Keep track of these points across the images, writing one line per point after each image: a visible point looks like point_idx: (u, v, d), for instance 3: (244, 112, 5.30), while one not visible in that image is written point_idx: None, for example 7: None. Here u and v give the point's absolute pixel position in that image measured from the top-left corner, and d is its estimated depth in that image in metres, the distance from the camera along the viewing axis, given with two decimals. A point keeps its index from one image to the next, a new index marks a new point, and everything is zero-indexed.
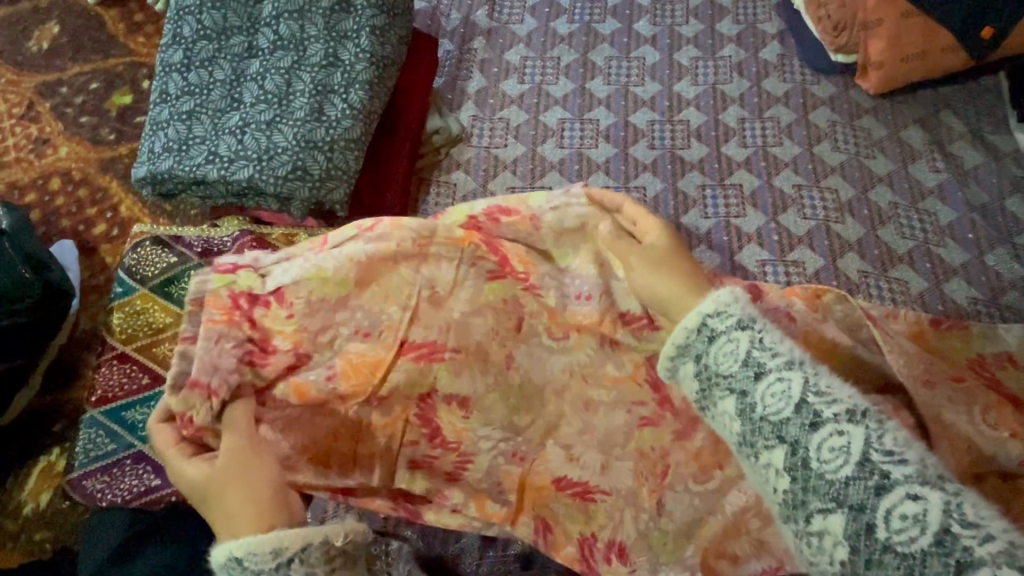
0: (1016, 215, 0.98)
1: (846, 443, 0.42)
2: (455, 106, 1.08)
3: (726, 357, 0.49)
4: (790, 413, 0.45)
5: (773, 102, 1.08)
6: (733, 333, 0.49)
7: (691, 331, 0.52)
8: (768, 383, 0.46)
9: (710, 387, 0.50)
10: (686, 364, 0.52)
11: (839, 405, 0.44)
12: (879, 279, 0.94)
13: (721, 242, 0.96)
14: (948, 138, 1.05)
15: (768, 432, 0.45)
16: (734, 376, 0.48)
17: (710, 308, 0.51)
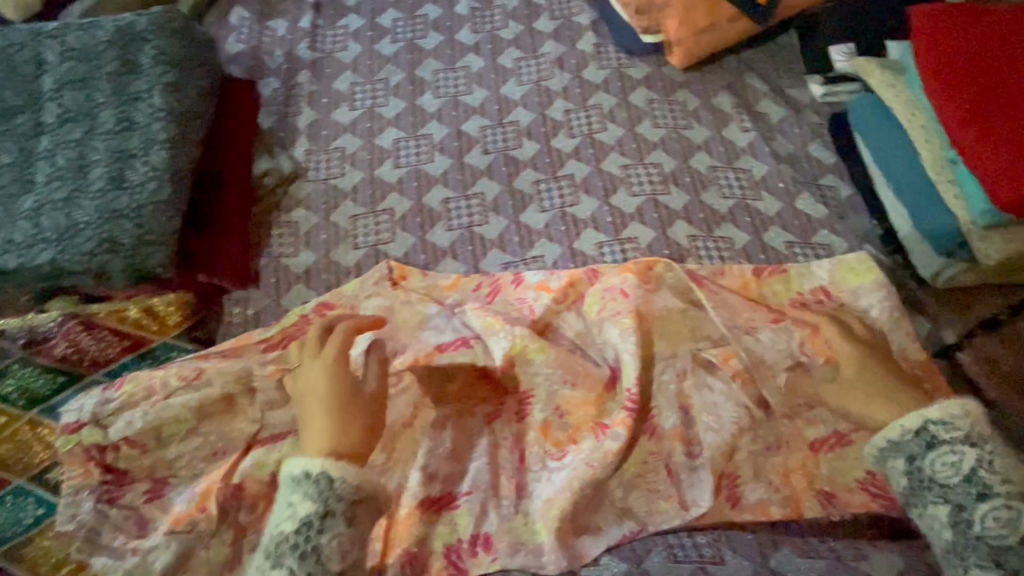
0: (818, 159, 1.07)
1: (1011, 515, 0.68)
2: (289, 143, 1.08)
3: (945, 466, 0.71)
4: (957, 481, 0.71)
5: (594, 91, 1.14)
6: (957, 445, 0.72)
7: (908, 434, 0.74)
8: (939, 454, 0.72)
9: (923, 489, 0.72)
10: (898, 460, 0.74)
11: (1012, 510, 0.68)
12: (707, 241, 1.01)
13: (559, 232, 1.01)
14: (753, 99, 1.14)
15: (937, 491, 0.71)
16: (953, 485, 0.71)
17: (935, 417, 0.74)
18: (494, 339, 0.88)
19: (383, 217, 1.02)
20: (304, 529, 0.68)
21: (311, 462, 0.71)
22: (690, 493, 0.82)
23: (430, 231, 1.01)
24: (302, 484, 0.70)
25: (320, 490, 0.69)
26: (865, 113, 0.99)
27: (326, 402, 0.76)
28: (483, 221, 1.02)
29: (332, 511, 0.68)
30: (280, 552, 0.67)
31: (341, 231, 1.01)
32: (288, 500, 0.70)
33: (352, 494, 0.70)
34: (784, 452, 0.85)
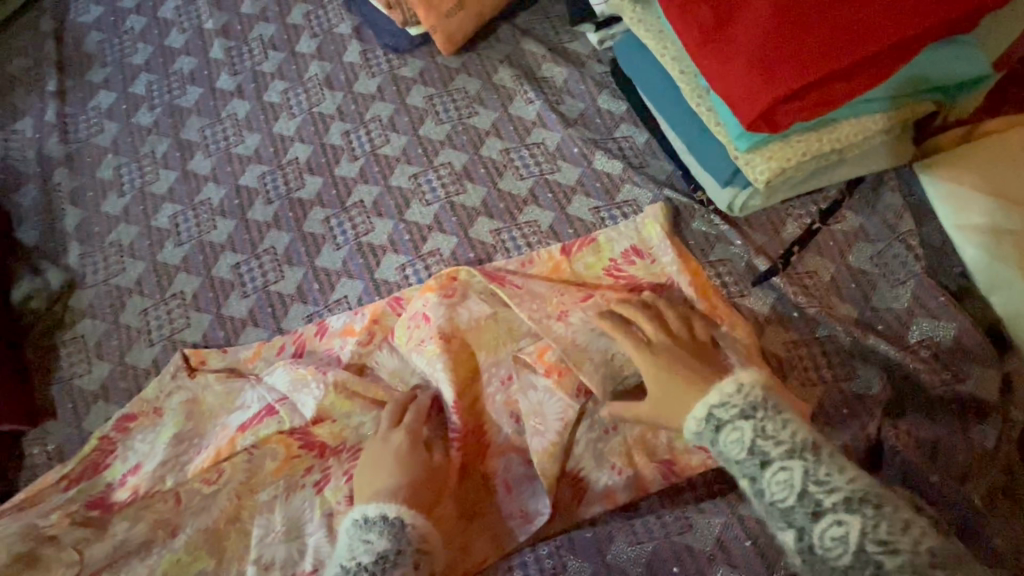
0: (610, 111, 1.02)
1: (789, 478, 0.63)
2: (60, 253, 1.00)
3: (733, 444, 0.67)
4: (744, 455, 0.66)
5: (369, 103, 1.07)
6: (736, 421, 0.67)
7: (701, 419, 0.70)
8: (727, 433, 0.68)
9: (729, 466, 0.68)
10: (704, 445, 0.70)
11: (790, 472, 0.63)
12: (512, 230, 0.96)
13: (358, 267, 0.95)
14: (535, 64, 1.07)
15: (734, 464, 0.67)
16: (743, 460, 0.66)
17: (717, 400, 0.70)
18: (304, 395, 0.82)
19: (174, 303, 0.95)
20: (382, 561, 0.66)
21: (388, 505, 0.70)
22: (535, 504, 0.80)
23: (226, 304, 0.95)
24: (379, 522, 0.69)
25: (398, 531, 0.68)
26: (631, 53, 0.93)
27: (409, 461, 0.75)
28: (278, 277, 0.96)
29: (404, 550, 0.67)
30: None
31: (132, 331, 0.94)
32: (350, 543, 0.69)
33: (422, 540, 0.69)
34: (621, 431, 0.82)
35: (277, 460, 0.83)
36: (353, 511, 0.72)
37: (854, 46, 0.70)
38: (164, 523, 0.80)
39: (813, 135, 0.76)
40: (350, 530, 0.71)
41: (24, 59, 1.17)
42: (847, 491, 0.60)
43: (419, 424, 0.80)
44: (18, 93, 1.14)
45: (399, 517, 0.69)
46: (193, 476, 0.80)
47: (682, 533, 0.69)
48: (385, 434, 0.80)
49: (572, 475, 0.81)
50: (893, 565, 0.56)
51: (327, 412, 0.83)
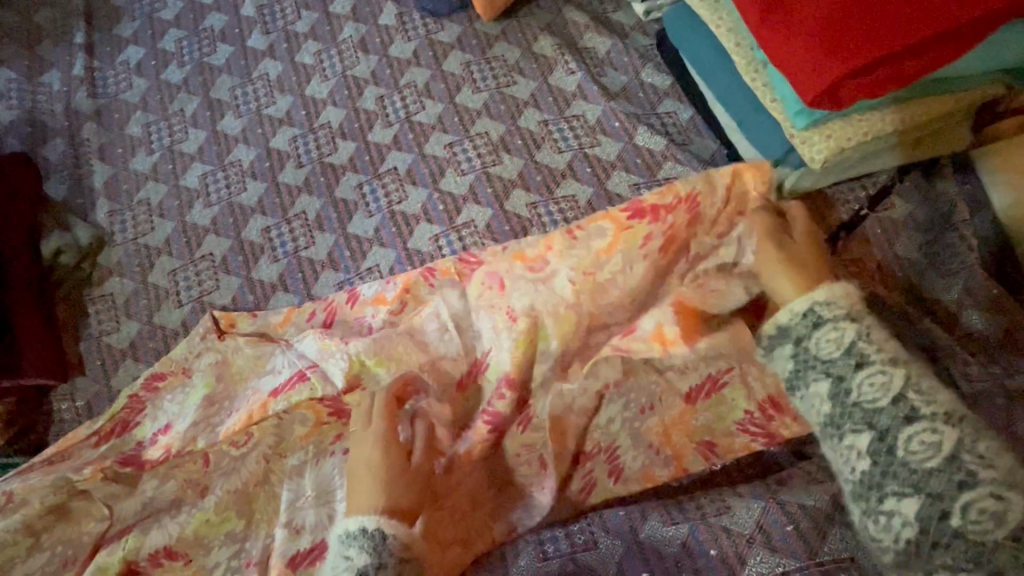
0: (654, 85, 0.99)
1: (887, 381, 0.57)
2: (87, 209, 0.99)
3: (827, 344, 0.61)
4: (839, 356, 0.60)
5: (405, 67, 1.04)
6: (839, 322, 0.61)
7: (796, 316, 0.64)
8: (825, 330, 0.61)
9: (805, 369, 0.62)
10: (783, 346, 0.64)
11: (890, 375, 0.57)
12: (549, 204, 0.94)
13: (391, 235, 0.93)
14: (577, 35, 1.04)
15: (817, 368, 0.61)
16: (834, 360, 0.60)
17: (820, 298, 0.63)
18: (331, 362, 0.80)
19: (203, 265, 0.94)
20: None
21: (367, 517, 0.63)
22: (568, 485, 0.79)
23: (256, 267, 0.93)
24: (357, 537, 0.62)
25: (377, 544, 0.61)
26: (682, 25, 0.90)
27: (383, 467, 0.69)
28: (309, 243, 0.94)
29: (386, 563, 0.60)
30: None
31: (161, 291, 0.93)
32: (332, 561, 0.62)
33: (405, 549, 0.62)
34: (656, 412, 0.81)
35: (306, 425, 0.82)
36: (336, 527, 0.65)
37: (930, 19, 0.66)
38: (193, 483, 0.79)
39: (876, 114, 0.73)
40: (333, 547, 0.64)
41: (52, 10, 1.14)
42: (946, 403, 0.55)
43: (391, 428, 0.73)
44: (45, 45, 1.12)
45: (378, 529, 0.62)
46: (223, 437, 0.79)
47: (719, 515, 0.68)
48: (359, 436, 0.73)
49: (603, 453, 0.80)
50: (987, 476, 0.50)
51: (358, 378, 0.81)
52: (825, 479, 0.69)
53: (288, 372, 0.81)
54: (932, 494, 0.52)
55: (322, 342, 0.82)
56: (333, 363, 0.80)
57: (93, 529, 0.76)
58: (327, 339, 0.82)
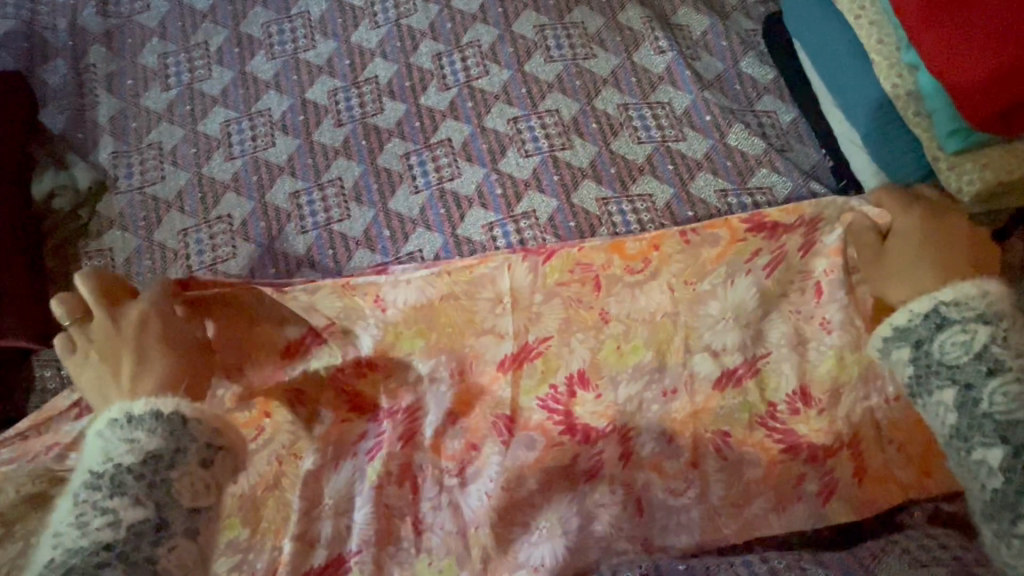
0: (753, 77, 0.86)
1: None
2: (88, 146, 0.85)
3: (1003, 400, 0.51)
4: (1021, 415, 0.50)
5: (469, 23, 0.90)
6: (1022, 375, 0.51)
7: (965, 355, 0.53)
8: (1001, 382, 0.51)
9: (970, 427, 0.52)
10: (945, 389, 0.53)
11: None
12: (622, 202, 0.82)
13: (438, 217, 0.81)
14: (669, 9, 0.90)
15: (989, 429, 0.51)
16: (1013, 421, 0.50)
17: (992, 338, 0.53)
18: (361, 327, 0.73)
19: (218, 227, 0.82)
20: (152, 462, 0.49)
21: (161, 398, 0.52)
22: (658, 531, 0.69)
23: (280, 237, 0.81)
24: (147, 419, 0.50)
25: (175, 427, 0.51)
26: (805, 16, 0.78)
27: (143, 351, 0.56)
28: (343, 215, 0.82)
29: (186, 447, 0.50)
30: (113, 489, 0.48)
31: (168, 252, 0.81)
32: (106, 444, 0.50)
33: (213, 434, 0.52)
34: (682, 396, 0.73)
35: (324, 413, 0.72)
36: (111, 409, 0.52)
37: None
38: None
39: None
40: (103, 432, 0.50)
41: None
42: None
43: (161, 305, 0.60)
44: None
45: (177, 412, 0.51)
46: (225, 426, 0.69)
47: None
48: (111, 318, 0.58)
49: (661, 488, 0.69)
50: None
51: (384, 351, 0.74)
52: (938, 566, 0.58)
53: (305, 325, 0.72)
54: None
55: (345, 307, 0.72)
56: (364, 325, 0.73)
57: None
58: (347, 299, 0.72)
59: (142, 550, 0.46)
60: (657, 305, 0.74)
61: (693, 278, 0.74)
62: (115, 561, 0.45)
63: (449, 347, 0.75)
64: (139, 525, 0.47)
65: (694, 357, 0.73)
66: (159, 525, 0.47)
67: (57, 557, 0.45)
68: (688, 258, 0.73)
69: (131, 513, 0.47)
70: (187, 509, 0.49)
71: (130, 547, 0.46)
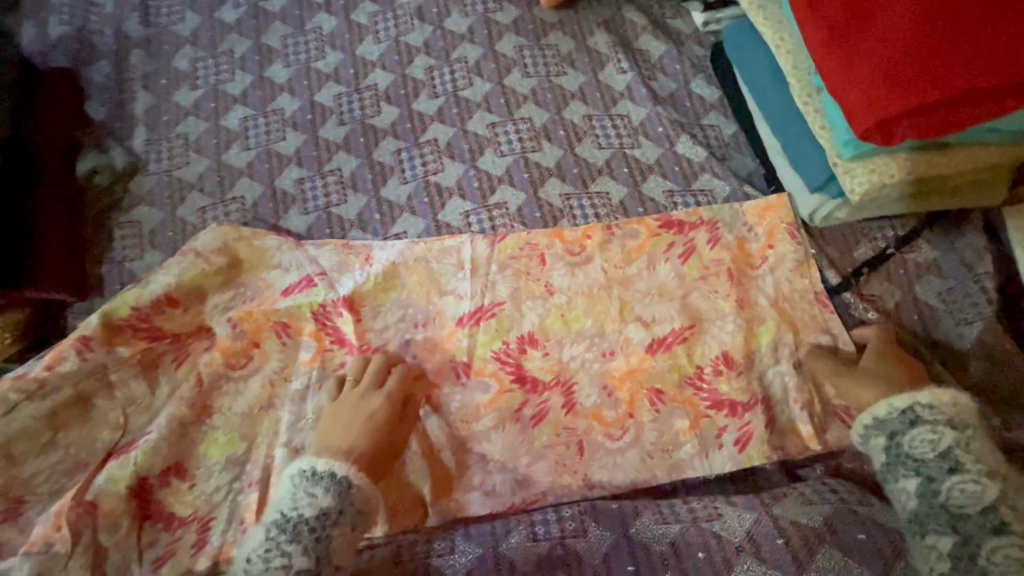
0: (701, 95, 0.99)
1: (981, 492, 0.59)
2: (124, 134, 0.99)
3: (921, 443, 0.64)
4: (934, 458, 0.62)
5: (458, 42, 1.04)
6: (938, 425, 0.64)
7: (894, 410, 0.67)
8: (921, 430, 0.64)
9: (895, 464, 0.65)
10: (877, 436, 0.67)
11: (982, 486, 0.59)
12: (582, 198, 0.94)
13: (423, 205, 0.94)
14: (632, 35, 1.04)
15: (907, 465, 0.64)
16: (927, 461, 0.63)
17: (923, 399, 0.66)
18: (344, 276, 0.88)
19: (233, 206, 0.94)
20: (324, 517, 0.64)
21: (339, 464, 0.68)
22: (595, 471, 0.81)
23: (285, 217, 0.94)
24: (327, 478, 0.67)
25: (342, 491, 0.67)
26: (745, 45, 0.91)
27: (377, 428, 0.74)
28: (341, 200, 0.94)
29: (347, 509, 0.66)
30: (293, 533, 0.63)
31: (188, 226, 0.93)
32: (294, 492, 0.67)
33: (362, 503, 0.68)
34: (618, 358, 0.85)
35: (310, 351, 0.85)
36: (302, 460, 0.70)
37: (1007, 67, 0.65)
38: (191, 402, 0.81)
39: (923, 156, 0.76)
40: (295, 479, 0.68)
41: None
42: None
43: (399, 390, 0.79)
44: None
45: (348, 476, 0.68)
46: (224, 357, 0.83)
47: (710, 521, 0.70)
48: (365, 392, 0.78)
49: (600, 434, 0.82)
50: None
51: (361, 299, 0.87)
52: (819, 502, 0.70)
53: (298, 275, 0.88)
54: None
55: (334, 262, 0.89)
56: (347, 277, 0.88)
57: (105, 436, 0.79)
58: (335, 255, 0.89)
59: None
60: (593, 280, 0.89)
61: (621, 263, 0.90)
62: None
63: (417, 301, 0.87)
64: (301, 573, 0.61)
65: (628, 326, 0.86)
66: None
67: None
68: (615, 246, 0.90)
69: (301, 558, 0.62)
70: (334, 566, 0.64)
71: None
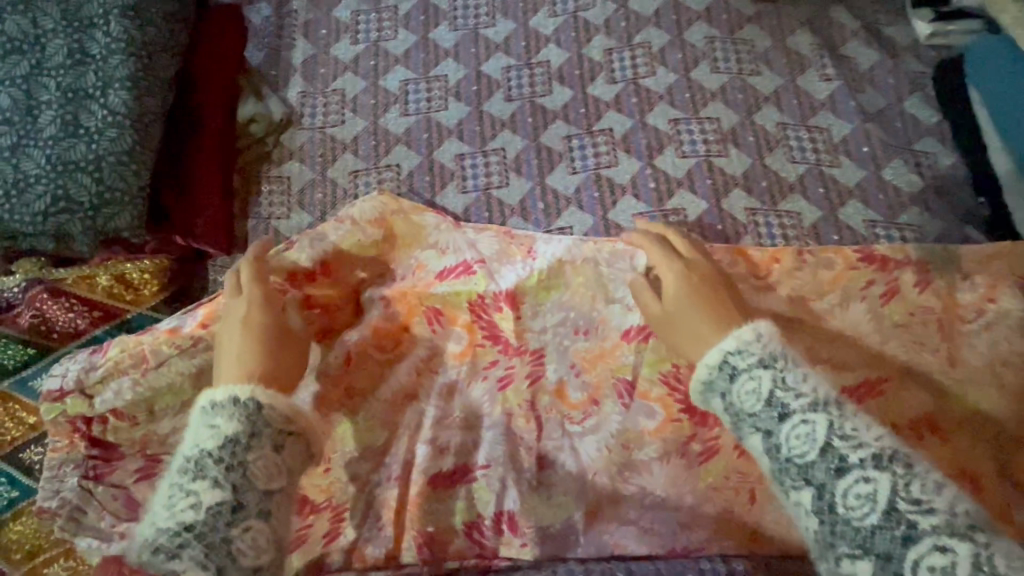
0: (915, 117, 0.88)
1: (812, 431, 0.51)
2: (281, 83, 0.93)
3: (749, 395, 0.54)
4: (762, 409, 0.53)
5: (643, 25, 0.94)
6: (753, 370, 0.54)
7: (715, 368, 0.57)
8: (793, 425, 0.52)
9: (741, 420, 0.55)
10: (714, 399, 0.57)
11: (812, 424, 0.51)
12: (769, 215, 0.84)
13: (592, 199, 0.85)
14: (840, 40, 0.93)
15: (751, 423, 0.54)
16: (759, 413, 0.53)
17: (732, 346, 0.56)
18: (506, 267, 0.78)
19: (387, 175, 0.88)
20: (230, 446, 0.50)
21: (239, 388, 0.53)
22: (765, 524, 0.72)
23: (441, 193, 0.86)
24: (226, 405, 0.52)
25: (251, 414, 0.52)
26: (995, 71, 0.85)
27: (251, 326, 0.60)
28: (502, 183, 0.87)
29: (260, 432, 0.51)
30: (196, 474, 0.49)
31: (338, 189, 0.87)
32: (192, 433, 0.52)
33: (286, 420, 0.53)
34: None
35: (461, 344, 0.78)
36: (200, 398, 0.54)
37: None
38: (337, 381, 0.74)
39: None
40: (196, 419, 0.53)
41: None
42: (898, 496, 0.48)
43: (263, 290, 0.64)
44: None
45: (252, 398, 0.52)
46: (372, 339, 0.77)
47: None
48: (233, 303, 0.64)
49: None
50: (929, 525, 0.46)
51: (522, 296, 0.77)
52: None
53: (455, 258, 0.78)
54: (881, 557, 0.47)
55: (493, 250, 0.78)
56: (507, 268, 0.78)
57: None
58: (494, 242, 0.79)
59: (218, 533, 0.48)
60: (781, 309, 0.78)
61: (813, 295, 0.78)
62: (194, 542, 0.47)
63: (583, 305, 0.77)
64: (217, 507, 0.48)
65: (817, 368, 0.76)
66: (235, 506, 0.49)
67: (152, 540, 0.49)
68: (808, 275, 0.79)
69: (213, 492, 0.48)
70: (262, 493, 0.50)
71: (207, 528, 0.48)
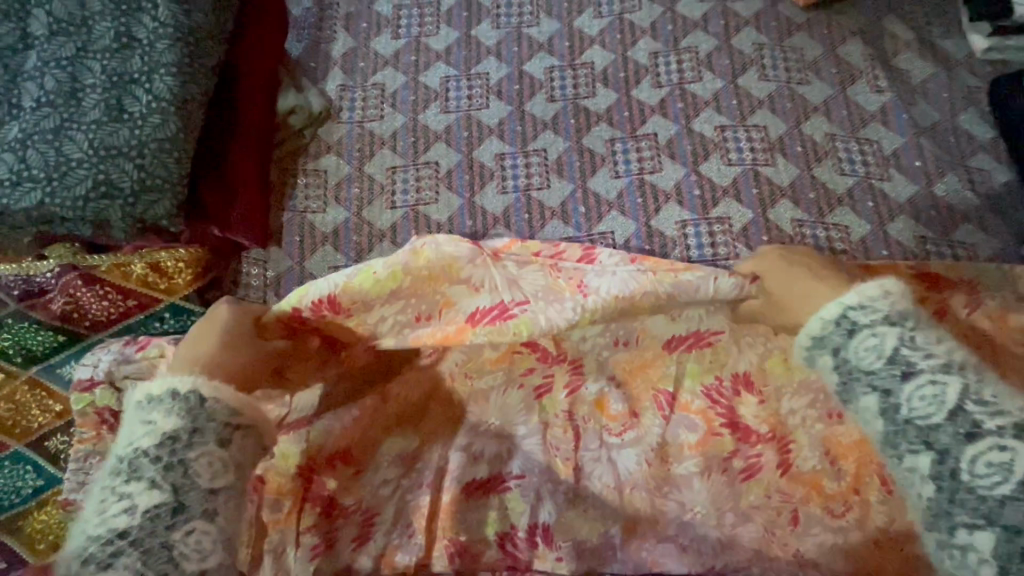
0: (969, 133, 0.86)
1: (940, 395, 0.48)
2: (320, 75, 0.92)
3: (867, 352, 0.50)
4: (881, 367, 0.50)
5: (690, 29, 0.93)
6: (878, 327, 0.50)
7: (829, 322, 0.52)
8: (919, 385, 0.48)
9: (848, 382, 0.51)
10: (822, 356, 0.53)
11: (942, 386, 0.48)
12: (816, 226, 0.82)
13: (634, 205, 0.83)
14: (892, 51, 0.91)
15: (863, 382, 0.51)
16: (877, 372, 0.50)
17: (855, 301, 0.52)
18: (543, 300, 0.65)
19: (426, 172, 0.86)
20: (169, 442, 0.46)
21: (179, 379, 0.49)
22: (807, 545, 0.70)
23: (481, 193, 0.85)
24: (164, 399, 0.48)
25: (192, 407, 0.48)
26: None
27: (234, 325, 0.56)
28: (543, 185, 0.85)
29: (204, 427, 0.47)
30: (129, 472, 0.45)
31: (376, 185, 0.85)
32: (130, 425, 0.48)
33: (232, 413, 0.49)
34: None
35: None
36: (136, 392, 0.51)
37: None
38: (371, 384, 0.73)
39: None
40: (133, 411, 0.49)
41: None
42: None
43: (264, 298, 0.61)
44: None
45: (193, 391, 0.48)
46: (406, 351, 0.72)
47: None
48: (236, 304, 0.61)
49: (818, 507, 0.70)
50: None
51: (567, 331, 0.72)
52: None
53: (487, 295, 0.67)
54: (1010, 528, 0.44)
55: None
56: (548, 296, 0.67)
57: None
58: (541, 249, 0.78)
59: (157, 535, 0.43)
60: None
61: None
62: (127, 548, 0.42)
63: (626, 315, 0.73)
64: (155, 509, 0.44)
65: None
66: (176, 507, 0.44)
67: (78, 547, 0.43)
68: None
69: (149, 493, 0.44)
70: (205, 490, 0.45)
71: (143, 532, 0.43)
